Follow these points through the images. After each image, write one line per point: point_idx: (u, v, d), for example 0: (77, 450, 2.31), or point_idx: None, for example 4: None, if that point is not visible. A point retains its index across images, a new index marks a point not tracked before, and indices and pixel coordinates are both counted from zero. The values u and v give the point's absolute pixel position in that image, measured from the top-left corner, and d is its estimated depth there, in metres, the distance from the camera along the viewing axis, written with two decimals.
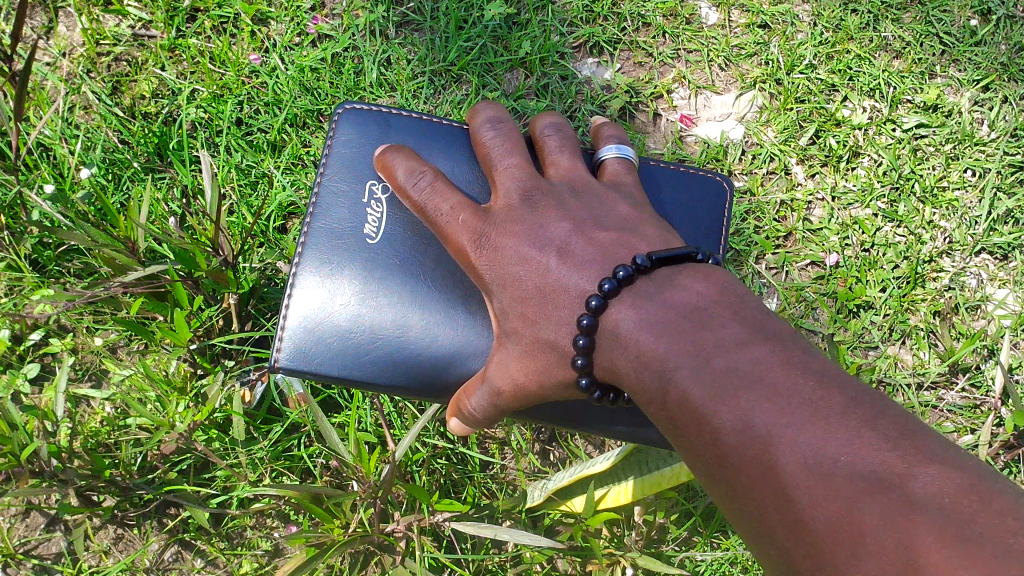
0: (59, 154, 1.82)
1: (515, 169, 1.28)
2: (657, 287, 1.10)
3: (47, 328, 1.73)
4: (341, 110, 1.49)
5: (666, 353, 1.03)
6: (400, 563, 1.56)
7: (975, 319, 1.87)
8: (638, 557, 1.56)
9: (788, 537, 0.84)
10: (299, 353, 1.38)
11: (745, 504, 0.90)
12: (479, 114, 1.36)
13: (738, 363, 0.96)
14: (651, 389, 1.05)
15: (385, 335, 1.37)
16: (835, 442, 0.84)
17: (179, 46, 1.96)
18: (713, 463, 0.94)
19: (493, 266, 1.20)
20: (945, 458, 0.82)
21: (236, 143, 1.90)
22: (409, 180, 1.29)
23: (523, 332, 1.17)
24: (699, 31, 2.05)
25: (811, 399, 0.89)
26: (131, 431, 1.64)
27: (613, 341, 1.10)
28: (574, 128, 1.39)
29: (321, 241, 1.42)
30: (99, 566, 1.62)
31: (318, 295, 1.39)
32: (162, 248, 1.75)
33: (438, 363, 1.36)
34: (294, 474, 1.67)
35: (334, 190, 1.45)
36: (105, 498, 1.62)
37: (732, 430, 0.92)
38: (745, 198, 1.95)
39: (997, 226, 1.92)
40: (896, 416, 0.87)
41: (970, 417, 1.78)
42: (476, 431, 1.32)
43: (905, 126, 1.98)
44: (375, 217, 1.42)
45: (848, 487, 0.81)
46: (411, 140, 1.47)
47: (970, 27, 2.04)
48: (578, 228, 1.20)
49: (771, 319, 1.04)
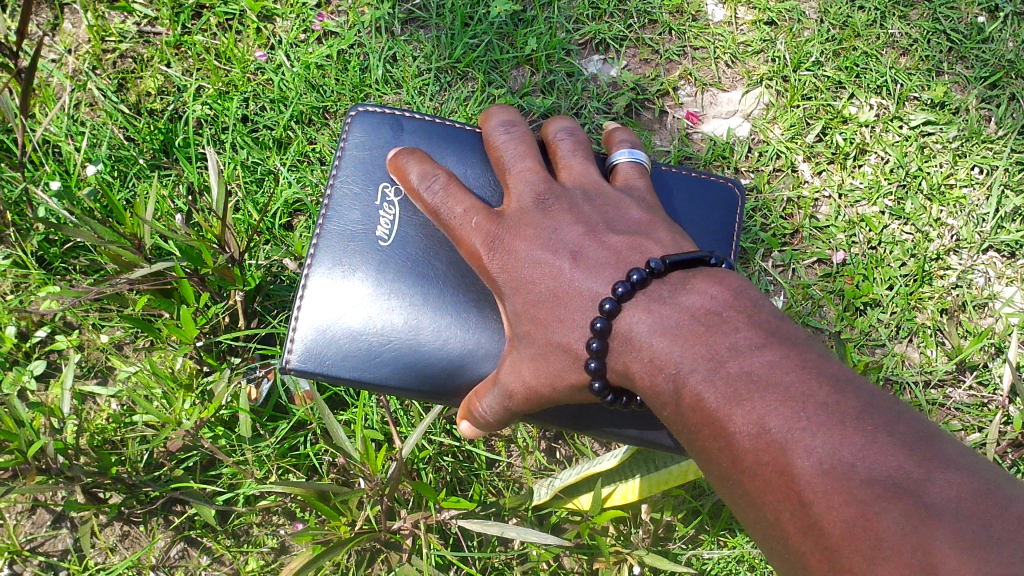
0: (65, 151, 1.82)
1: (529, 173, 1.28)
2: (670, 291, 1.09)
3: (53, 325, 1.72)
4: (353, 113, 1.48)
5: (680, 357, 1.02)
6: (406, 561, 1.54)
7: (982, 317, 1.86)
8: (646, 555, 1.55)
9: (803, 541, 0.84)
10: (310, 354, 1.38)
11: (760, 507, 0.90)
12: (493, 117, 1.35)
13: (753, 367, 0.95)
14: (664, 392, 1.04)
15: (396, 337, 1.37)
16: (852, 447, 0.84)
17: (184, 43, 1.96)
18: (727, 467, 0.94)
19: (506, 268, 1.19)
20: (962, 464, 0.81)
21: (242, 140, 1.90)
22: (422, 183, 1.28)
23: (535, 335, 1.16)
24: (705, 28, 2.05)
25: (827, 403, 0.88)
26: (138, 427, 1.65)
27: (627, 344, 1.09)
28: (586, 132, 1.39)
29: (333, 242, 1.42)
30: (105, 563, 1.62)
31: (330, 296, 1.39)
32: (168, 245, 1.75)
33: (450, 366, 1.35)
34: (300, 472, 1.67)
35: (345, 192, 1.44)
36: (111, 495, 1.62)
37: (747, 435, 0.91)
38: (751, 195, 1.95)
39: (1004, 223, 1.91)
40: (912, 421, 0.87)
41: (978, 415, 1.76)
42: (487, 434, 1.31)
43: (912, 124, 1.97)
44: (388, 219, 1.42)
45: (865, 491, 0.80)
46: (423, 143, 1.46)
47: (978, 24, 2.03)
48: (591, 231, 1.19)
49: (785, 323, 1.03)
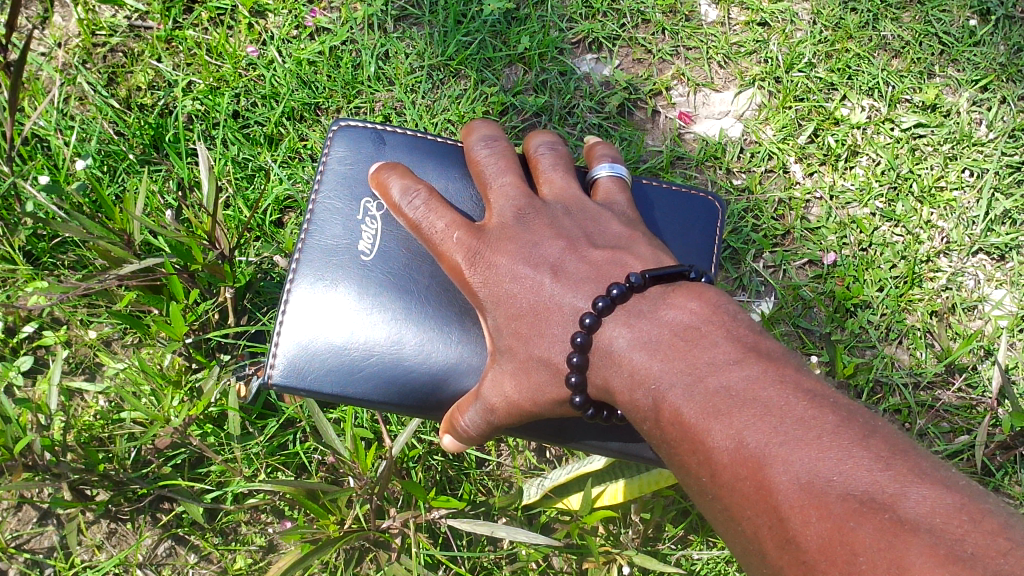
0: (54, 145, 1.80)
1: (510, 188, 1.27)
2: (650, 305, 1.09)
3: (40, 320, 1.71)
4: (336, 127, 1.48)
5: (660, 372, 1.02)
6: (396, 560, 1.54)
7: (972, 319, 1.87)
8: (634, 555, 1.55)
9: (781, 555, 0.84)
10: (293, 368, 1.37)
11: (739, 522, 0.90)
12: (474, 132, 1.35)
13: (731, 382, 0.95)
14: (644, 407, 1.04)
15: (379, 351, 1.36)
16: (828, 462, 0.84)
17: (176, 38, 1.95)
18: (706, 482, 0.94)
19: (487, 283, 1.19)
20: (936, 478, 0.82)
21: (233, 136, 1.89)
22: (403, 198, 1.27)
23: (517, 349, 1.16)
24: (698, 28, 2.05)
25: (804, 419, 0.88)
26: (125, 424, 1.63)
27: (607, 358, 1.09)
28: (567, 146, 1.38)
29: (315, 257, 1.42)
30: (92, 561, 1.61)
31: (313, 311, 1.38)
32: (158, 241, 1.74)
33: (433, 379, 1.34)
34: (289, 470, 1.65)
35: (327, 206, 1.44)
36: (98, 492, 1.62)
37: (725, 449, 0.91)
38: (743, 195, 1.95)
39: (994, 226, 1.92)
40: (887, 436, 0.87)
41: (967, 417, 1.77)
42: (470, 448, 1.31)
43: (904, 126, 1.98)
44: (370, 234, 1.41)
45: (841, 505, 0.80)
46: (405, 157, 1.46)
47: (969, 27, 2.05)
48: (572, 245, 1.19)
49: (763, 338, 1.03)
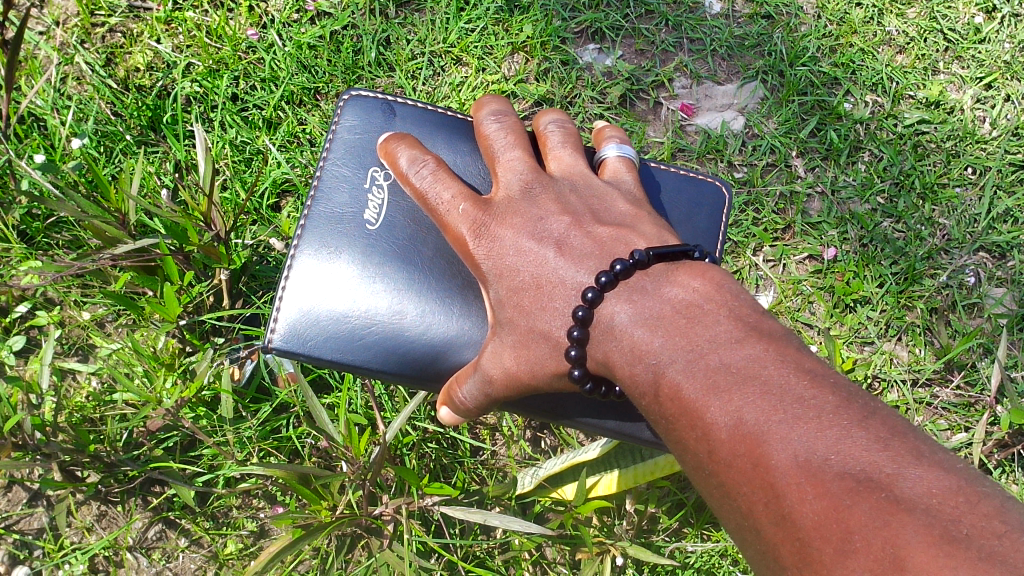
0: (50, 125, 1.79)
1: (518, 162, 1.25)
2: (653, 283, 1.07)
3: (34, 300, 1.71)
4: (346, 97, 1.47)
5: (660, 348, 1.01)
6: (388, 547, 1.52)
7: (972, 317, 1.83)
8: (629, 546, 1.54)
9: (776, 532, 0.83)
10: (294, 333, 1.35)
11: (734, 498, 0.89)
12: (484, 106, 1.31)
13: (732, 360, 0.94)
14: (643, 382, 1.02)
15: (381, 321, 1.34)
16: (827, 440, 0.82)
17: (175, 20, 1.94)
18: (703, 458, 0.93)
19: (491, 256, 1.17)
20: (933, 459, 0.80)
21: (231, 119, 1.87)
22: (411, 167, 1.26)
23: (518, 322, 1.14)
24: (702, 20, 2.05)
25: (805, 397, 0.87)
26: (117, 406, 1.61)
27: (607, 334, 1.07)
28: (576, 125, 1.35)
29: (321, 224, 1.40)
30: (81, 542, 1.59)
31: (316, 278, 1.37)
32: (154, 222, 1.73)
33: (432, 351, 1.33)
34: (282, 455, 1.63)
35: (335, 175, 1.42)
36: (89, 473, 1.59)
37: (724, 425, 0.90)
38: (744, 188, 1.94)
39: (996, 224, 1.90)
40: (888, 417, 0.86)
41: (965, 415, 1.74)
42: (467, 421, 1.29)
43: (907, 122, 1.98)
44: (376, 203, 1.40)
45: (837, 484, 0.79)
46: (415, 130, 1.45)
47: (974, 24, 2.06)
48: (577, 222, 1.17)
49: (766, 318, 1.02)
